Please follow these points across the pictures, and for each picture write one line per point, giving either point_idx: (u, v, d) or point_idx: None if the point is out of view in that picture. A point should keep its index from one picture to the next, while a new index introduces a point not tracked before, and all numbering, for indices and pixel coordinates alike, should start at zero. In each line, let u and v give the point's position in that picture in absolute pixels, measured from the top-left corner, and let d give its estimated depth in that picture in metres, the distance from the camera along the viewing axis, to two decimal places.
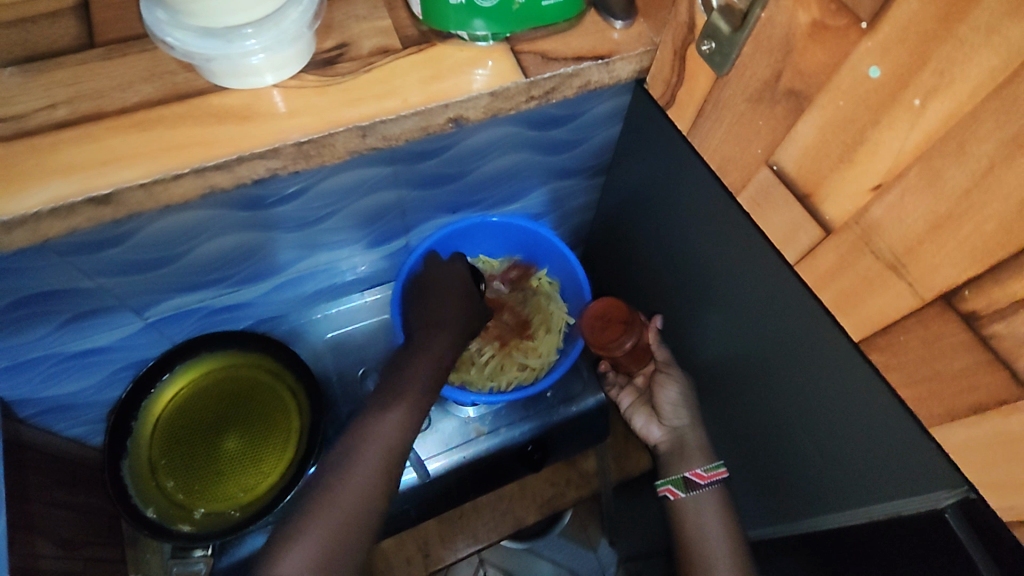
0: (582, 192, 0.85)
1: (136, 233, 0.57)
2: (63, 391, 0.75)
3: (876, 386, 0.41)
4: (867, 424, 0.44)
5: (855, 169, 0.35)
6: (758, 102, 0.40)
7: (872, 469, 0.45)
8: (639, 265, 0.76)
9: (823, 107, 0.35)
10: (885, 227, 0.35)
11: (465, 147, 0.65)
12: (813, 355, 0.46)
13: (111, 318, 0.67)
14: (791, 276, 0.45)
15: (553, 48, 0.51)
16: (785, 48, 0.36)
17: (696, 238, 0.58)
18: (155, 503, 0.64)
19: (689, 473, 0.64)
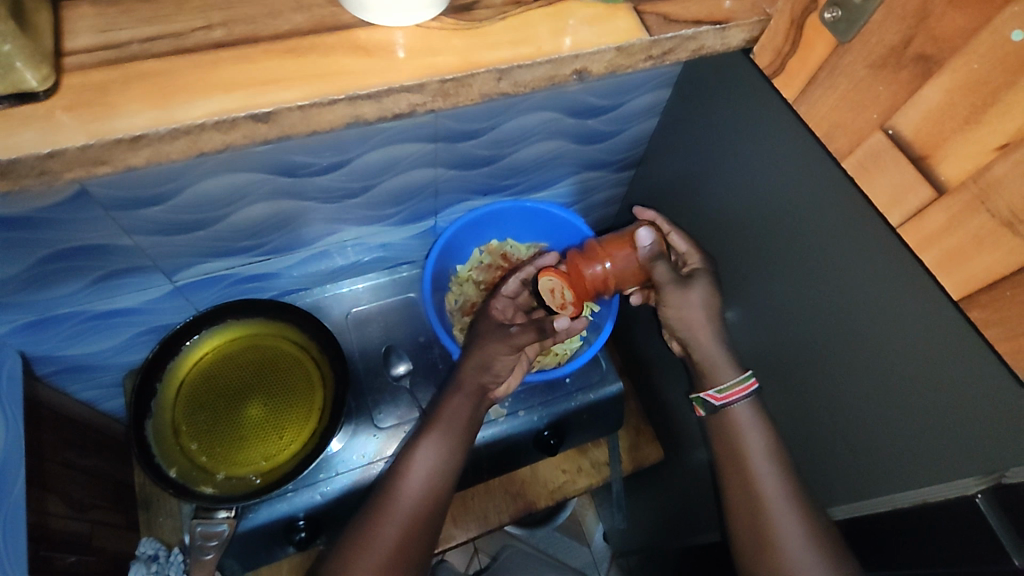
0: (608, 185, 0.86)
1: (178, 193, 0.57)
2: (83, 351, 0.74)
3: (920, 372, 0.43)
4: (902, 409, 0.45)
5: (980, 131, 0.32)
6: (880, 69, 0.37)
7: (900, 457, 0.46)
8: None
9: (954, 71, 0.32)
10: (1008, 185, 0.31)
11: (507, 129, 0.66)
12: (855, 340, 0.48)
13: (141, 279, 0.67)
14: (849, 263, 0.46)
15: (675, 11, 0.48)
16: (921, 13, 0.33)
17: (739, 229, 0.59)
18: (178, 464, 0.64)
19: (706, 394, 0.61)
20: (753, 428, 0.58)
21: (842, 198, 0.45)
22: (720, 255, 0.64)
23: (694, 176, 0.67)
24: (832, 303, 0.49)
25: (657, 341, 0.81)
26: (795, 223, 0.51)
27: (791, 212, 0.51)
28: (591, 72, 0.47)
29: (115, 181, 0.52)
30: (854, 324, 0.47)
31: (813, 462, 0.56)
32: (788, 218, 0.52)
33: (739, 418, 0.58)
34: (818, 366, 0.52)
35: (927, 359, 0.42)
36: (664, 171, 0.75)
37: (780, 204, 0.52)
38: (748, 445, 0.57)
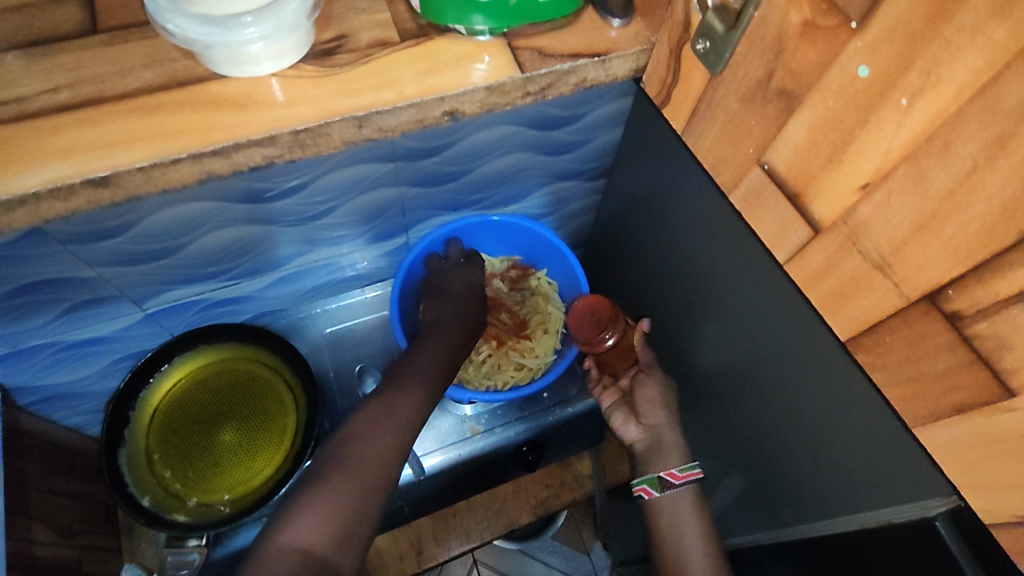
0: (581, 195, 0.85)
1: (136, 225, 0.57)
2: (62, 379, 0.76)
3: (866, 391, 0.42)
4: (853, 426, 0.44)
5: (844, 169, 0.37)
6: (750, 102, 0.42)
7: (860, 476, 0.46)
8: (637, 272, 0.77)
9: (813, 106, 0.37)
10: (873, 227, 0.36)
11: (467, 145, 0.65)
12: (785, 371, 0.50)
13: (111, 308, 0.67)
14: (786, 281, 0.45)
15: (550, 45, 0.53)
16: (778, 47, 0.38)
17: (686, 258, 0.62)
18: (151, 493, 0.65)
19: (664, 473, 0.67)
20: (688, 511, 0.65)
21: (774, 213, 0.44)
22: (664, 288, 0.69)
23: (653, 188, 0.66)
24: (777, 322, 0.49)
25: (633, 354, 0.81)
26: (727, 256, 0.53)
27: (725, 240, 0.52)
28: (462, 112, 0.52)
29: (68, 219, 0.53)
30: (797, 344, 0.47)
31: (778, 478, 0.56)
32: (732, 232, 0.51)
33: (680, 501, 0.66)
34: (775, 385, 0.52)
35: (838, 398, 0.44)
36: (628, 181, 0.75)
37: (722, 220, 0.52)
38: (685, 527, 0.63)
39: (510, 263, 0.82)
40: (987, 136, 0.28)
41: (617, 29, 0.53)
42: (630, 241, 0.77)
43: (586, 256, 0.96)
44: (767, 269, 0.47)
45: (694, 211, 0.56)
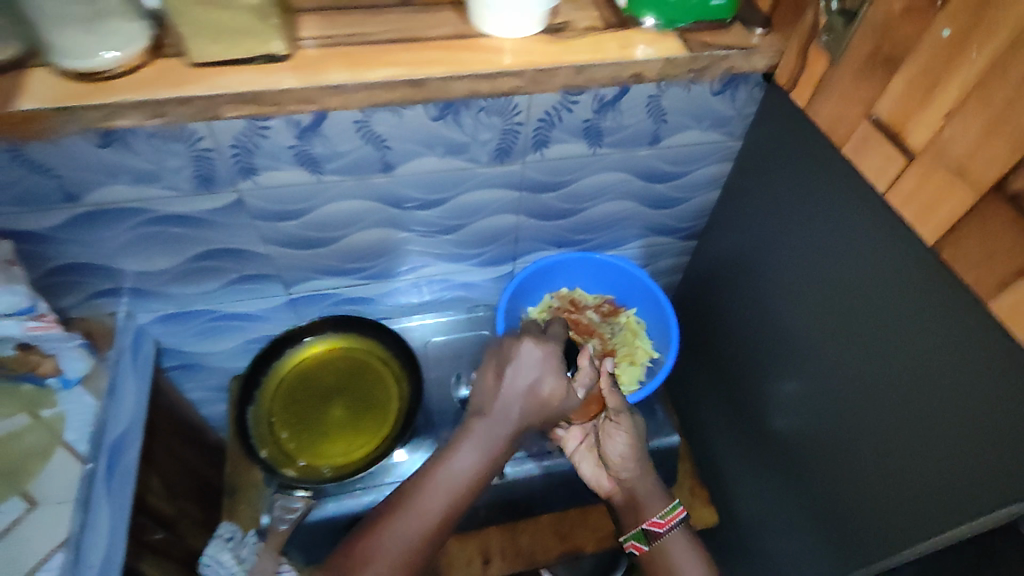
0: (673, 252, 0.93)
1: (310, 212, 0.70)
2: (201, 349, 0.87)
3: (951, 408, 0.49)
4: (935, 447, 0.51)
5: (931, 105, 0.47)
6: (859, 79, 0.53)
7: (937, 497, 0.51)
8: (723, 335, 0.85)
9: (908, 65, 0.48)
10: (951, 144, 0.45)
11: (583, 186, 0.76)
12: (894, 451, 0.55)
13: (263, 287, 0.79)
14: (884, 314, 0.54)
15: (711, 39, 0.59)
16: (883, 29, 0.50)
17: (791, 341, 0.69)
18: (268, 448, 0.72)
19: (648, 524, 0.65)
20: (688, 554, 0.64)
21: (911, 275, 0.51)
22: (748, 357, 0.79)
23: (760, 267, 0.74)
24: (869, 357, 0.57)
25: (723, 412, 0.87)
26: (851, 335, 0.59)
27: (852, 318, 0.59)
28: (644, 78, 0.58)
29: (266, 196, 0.66)
30: (887, 375, 0.55)
31: (864, 515, 0.61)
32: (861, 300, 0.57)
33: (672, 546, 0.64)
34: (863, 419, 0.59)
35: (940, 478, 0.51)
36: (726, 259, 0.82)
37: (852, 290, 0.58)
38: (691, 573, 0.62)
39: (604, 300, 0.88)
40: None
41: (760, 35, 0.60)
42: (720, 319, 0.85)
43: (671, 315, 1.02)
44: (865, 308, 0.57)
45: (818, 291, 0.63)
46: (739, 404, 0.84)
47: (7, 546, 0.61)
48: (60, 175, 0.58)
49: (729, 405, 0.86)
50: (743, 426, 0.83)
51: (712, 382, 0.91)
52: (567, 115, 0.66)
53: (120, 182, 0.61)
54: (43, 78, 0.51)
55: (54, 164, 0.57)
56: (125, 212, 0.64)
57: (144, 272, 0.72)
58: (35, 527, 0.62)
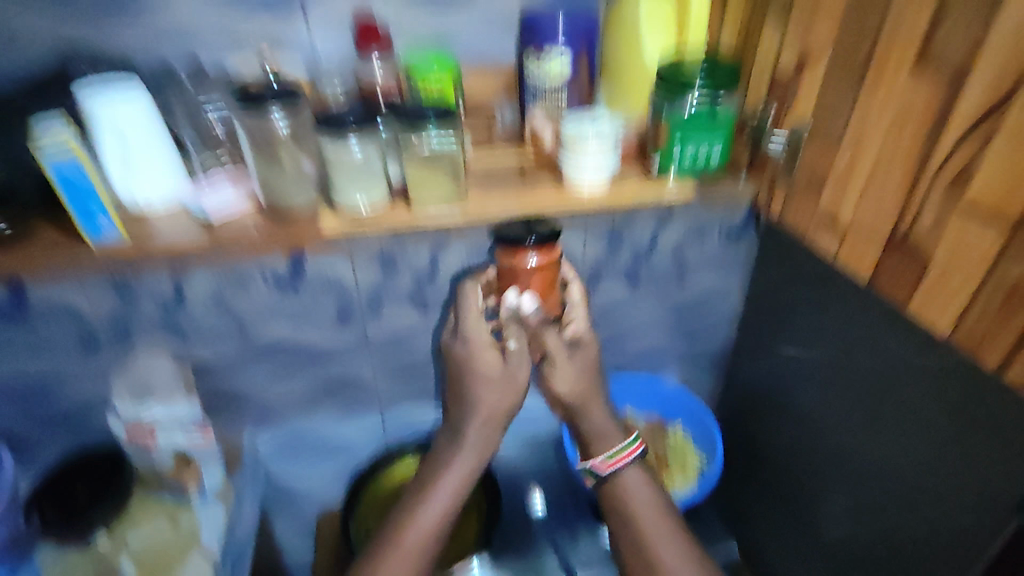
0: (707, 384, 1.07)
1: (414, 345, 0.88)
2: (302, 485, 0.99)
3: (941, 449, 0.57)
4: (945, 489, 0.58)
5: (830, 202, 0.58)
6: (784, 206, 0.65)
7: (964, 536, 0.56)
8: (762, 452, 0.93)
9: (806, 182, 0.61)
10: (857, 224, 0.55)
11: (628, 320, 0.95)
12: (939, 538, 0.59)
13: (364, 416, 0.94)
14: (866, 386, 0.66)
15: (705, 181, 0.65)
16: (783, 171, 0.64)
17: (840, 468, 0.74)
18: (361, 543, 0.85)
19: (594, 464, 0.75)
20: (638, 489, 0.74)
21: (921, 394, 0.58)
22: (782, 468, 0.87)
23: (799, 400, 0.81)
24: (870, 428, 0.67)
25: (780, 529, 0.92)
26: (889, 456, 0.64)
27: (887, 440, 0.64)
28: None
29: (382, 331, 0.85)
30: (888, 439, 0.64)
31: None
32: (888, 420, 0.64)
33: (623, 483, 0.74)
34: (884, 489, 0.66)
35: (959, 517, 0.57)
36: (766, 391, 0.89)
37: (880, 411, 0.65)
38: (643, 521, 0.72)
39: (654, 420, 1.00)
40: (872, 126, 0.52)
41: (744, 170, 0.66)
42: (771, 447, 0.90)
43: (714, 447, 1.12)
44: (854, 388, 0.68)
45: (854, 419, 0.69)
46: (791, 520, 0.88)
47: None
48: (241, 317, 0.79)
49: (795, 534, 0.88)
50: (798, 540, 0.87)
51: (762, 504, 0.96)
52: (610, 263, 0.87)
53: (280, 321, 0.81)
54: (324, 215, 0.59)
55: (240, 307, 0.78)
56: (276, 347, 0.83)
57: (273, 402, 0.89)
58: None
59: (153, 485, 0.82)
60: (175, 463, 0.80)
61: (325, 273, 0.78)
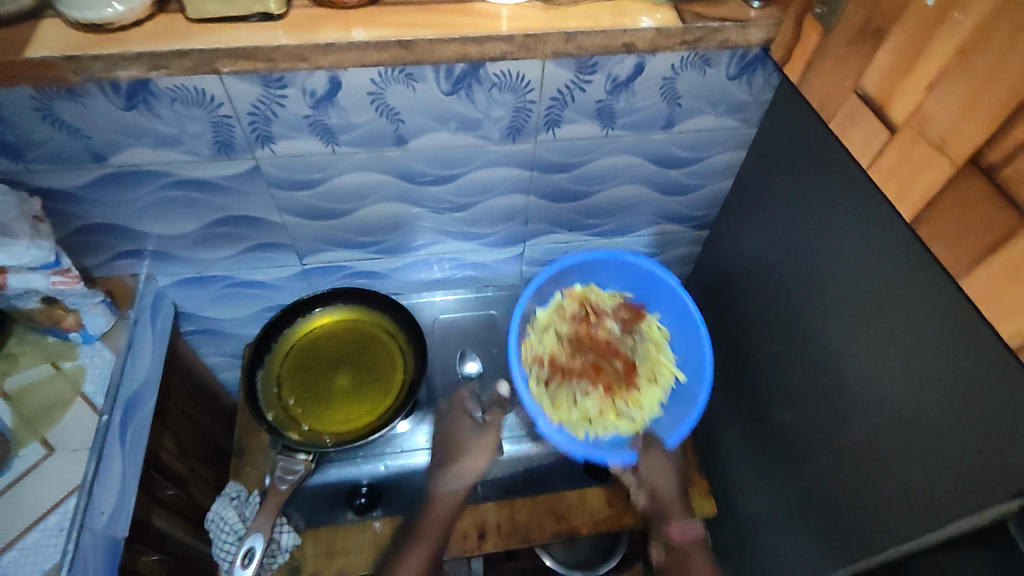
0: (687, 240, 0.93)
1: (325, 181, 0.71)
2: (217, 316, 0.90)
3: (947, 396, 0.48)
4: (935, 443, 0.50)
5: (915, 73, 0.47)
6: (854, 46, 0.54)
7: (931, 486, 0.50)
8: (733, 332, 0.85)
9: (897, 35, 0.48)
10: (935, 115, 0.45)
11: (594, 168, 0.76)
12: (904, 479, 0.53)
13: (278, 255, 0.81)
14: (875, 297, 0.55)
15: (706, 10, 0.60)
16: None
17: (814, 399, 0.66)
18: (275, 411, 0.75)
19: None
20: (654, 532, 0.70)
21: (956, 380, 0.47)
22: (747, 355, 0.81)
23: (791, 311, 0.70)
24: (863, 342, 0.57)
25: (732, 413, 0.87)
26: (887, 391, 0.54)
27: (883, 373, 0.55)
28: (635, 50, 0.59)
29: (281, 165, 0.68)
30: (878, 365, 0.55)
31: (851, 513, 0.61)
32: (888, 378, 0.54)
33: None
34: (853, 413, 0.59)
35: (932, 471, 0.50)
36: (756, 288, 0.78)
37: (883, 366, 0.55)
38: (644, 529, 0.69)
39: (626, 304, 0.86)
40: None
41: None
42: (747, 346, 0.81)
43: None
44: (857, 296, 0.58)
45: (849, 328, 0.59)
46: (742, 404, 0.84)
47: (30, 486, 0.65)
48: (84, 134, 0.61)
49: (743, 425, 0.85)
50: (741, 420, 0.84)
51: (721, 381, 0.90)
52: (579, 95, 0.66)
53: (140, 143, 0.63)
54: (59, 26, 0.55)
55: (82, 124, 0.60)
56: (145, 174, 0.67)
57: (163, 234, 0.75)
58: (54, 472, 0.66)
59: (27, 323, 0.72)
60: (43, 303, 0.69)
61: (181, 85, 0.58)
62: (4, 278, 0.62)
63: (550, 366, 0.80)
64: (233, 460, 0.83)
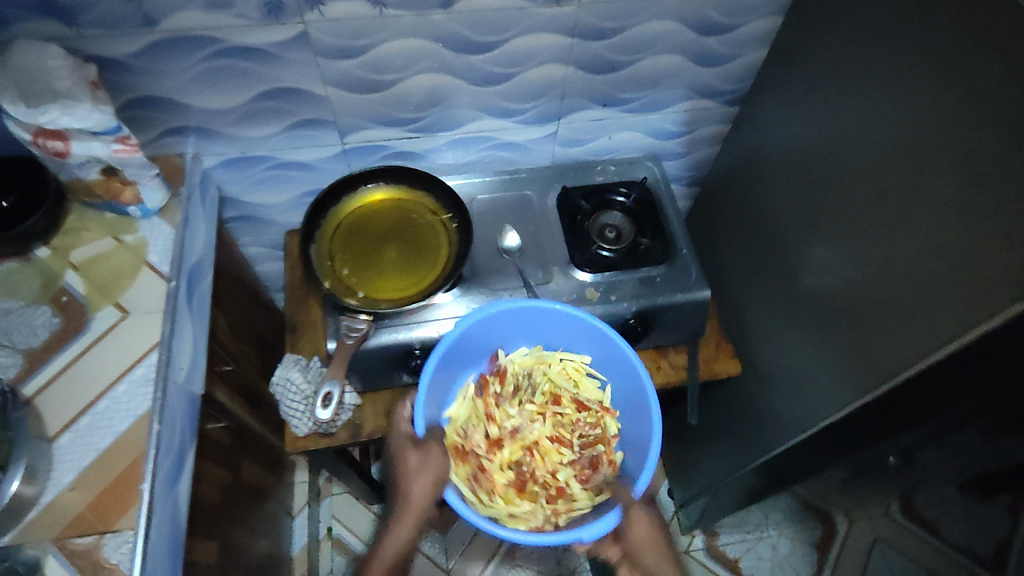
0: (716, 119, 0.95)
1: (371, 49, 0.72)
2: (260, 200, 0.93)
3: (984, 213, 0.53)
4: (965, 259, 0.54)
5: None
6: None
7: (954, 297, 0.56)
8: (761, 206, 0.89)
9: None
10: None
11: (633, 35, 0.77)
12: (929, 298, 0.59)
13: (320, 133, 0.83)
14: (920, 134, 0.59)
15: None
16: None
17: (850, 250, 0.71)
18: (330, 280, 0.78)
19: None
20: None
21: (997, 197, 0.51)
22: (777, 220, 0.85)
23: (826, 169, 0.73)
24: (904, 179, 0.61)
25: (756, 282, 0.92)
26: (923, 222, 0.59)
27: (921, 204, 0.59)
28: None
29: (329, 30, 0.68)
30: (917, 196, 0.60)
31: (877, 341, 0.67)
32: (929, 214, 0.58)
33: None
34: (889, 249, 0.64)
35: (960, 283, 0.55)
36: (791, 159, 0.81)
37: (925, 204, 0.59)
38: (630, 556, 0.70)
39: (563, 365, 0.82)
40: None
41: None
42: (778, 218, 0.85)
43: (709, 189, 1.06)
44: (900, 135, 0.61)
45: (888, 170, 0.63)
46: (768, 269, 0.89)
47: (111, 344, 0.69)
48: None
49: (766, 291, 0.90)
50: (766, 285, 0.90)
51: (746, 253, 0.95)
52: None
53: (191, 6, 0.63)
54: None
55: None
56: (194, 41, 0.67)
57: (210, 109, 0.76)
58: (131, 332, 0.70)
59: (86, 197, 0.74)
60: (103, 174, 0.71)
61: None
62: (68, 145, 0.65)
63: (475, 432, 0.79)
64: (289, 334, 0.88)
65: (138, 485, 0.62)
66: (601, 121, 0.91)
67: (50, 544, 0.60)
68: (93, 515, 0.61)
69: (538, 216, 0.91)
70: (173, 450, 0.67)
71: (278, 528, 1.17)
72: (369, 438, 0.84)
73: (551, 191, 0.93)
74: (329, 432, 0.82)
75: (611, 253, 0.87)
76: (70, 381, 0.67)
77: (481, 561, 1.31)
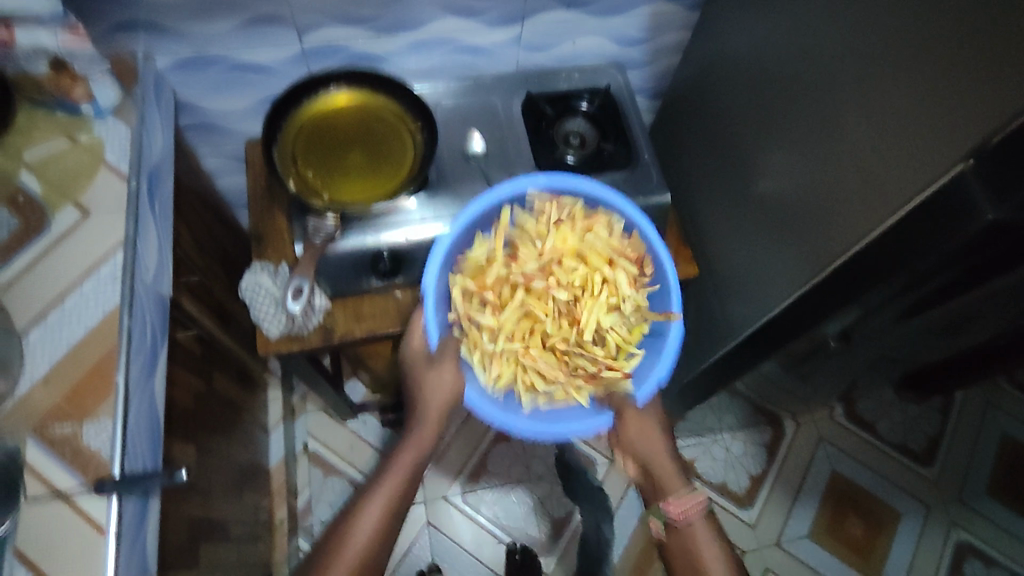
0: (678, 24, 0.96)
1: None
2: (216, 108, 0.91)
3: (924, 94, 0.56)
4: (911, 139, 0.58)
5: None
6: None
7: (897, 176, 0.60)
8: (718, 111, 0.91)
9: None
10: None
11: None
12: (877, 179, 0.63)
13: (277, 31, 0.81)
14: (875, 25, 0.61)
15: None
16: None
17: (800, 143, 0.73)
18: (295, 182, 0.78)
19: None
20: (705, 541, 0.72)
21: (943, 79, 0.54)
22: (733, 123, 0.88)
23: (781, 66, 0.75)
24: (855, 68, 0.64)
25: (714, 190, 0.96)
26: (874, 109, 0.62)
27: (869, 91, 0.63)
28: None
29: None
30: (867, 85, 0.63)
31: (823, 229, 0.72)
32: (876, 98, 0.62)
33: None
34: (838, 138, 0.67)
35: (904, 161, 0.59)
36: (747, 60, 0.82)
37: (875, 95, 0.62)
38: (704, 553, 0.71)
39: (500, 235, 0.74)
40: None
41: None
42: (733, 121, 0.88)
43: (670, 100, 1.07)
44: (853, 26, 0.64)
45: (841, 60, 0.66)
46: (724, 173, 0.92)
47: (74, 243, 0.68)
48: None
49: (722, 195, 0.94)
50: (722, 187, 0.93)
51: (703, 161, 0.98)
52: None
53: None
54: None
55: None
56: None
57: (158, 2, 0.73)
58: (93, 230, 0.69)
59: (35, 95, 0.72)
60: (51, 68, 0.70)
61: None
62: (11, 32, 0.66)
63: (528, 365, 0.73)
64: (253, 243, 0.88)
65: (111, 376, 0.63)
66: (564, 24, 0.91)
67: (28, 433, 0.61)
68: (70, 404, 0.62)
69: (503, 122, 0.92)
70: (146, 346, 0.68)
71: (254, 443, 1.19)
72: (340, 341, 0.86)
73: (514, 98, 0.94)
74: (301, 335, 0.84)
75: (576, 157, 0.88)
76: (36, 279, 0.66)
77: (456, 473, 1.37)
